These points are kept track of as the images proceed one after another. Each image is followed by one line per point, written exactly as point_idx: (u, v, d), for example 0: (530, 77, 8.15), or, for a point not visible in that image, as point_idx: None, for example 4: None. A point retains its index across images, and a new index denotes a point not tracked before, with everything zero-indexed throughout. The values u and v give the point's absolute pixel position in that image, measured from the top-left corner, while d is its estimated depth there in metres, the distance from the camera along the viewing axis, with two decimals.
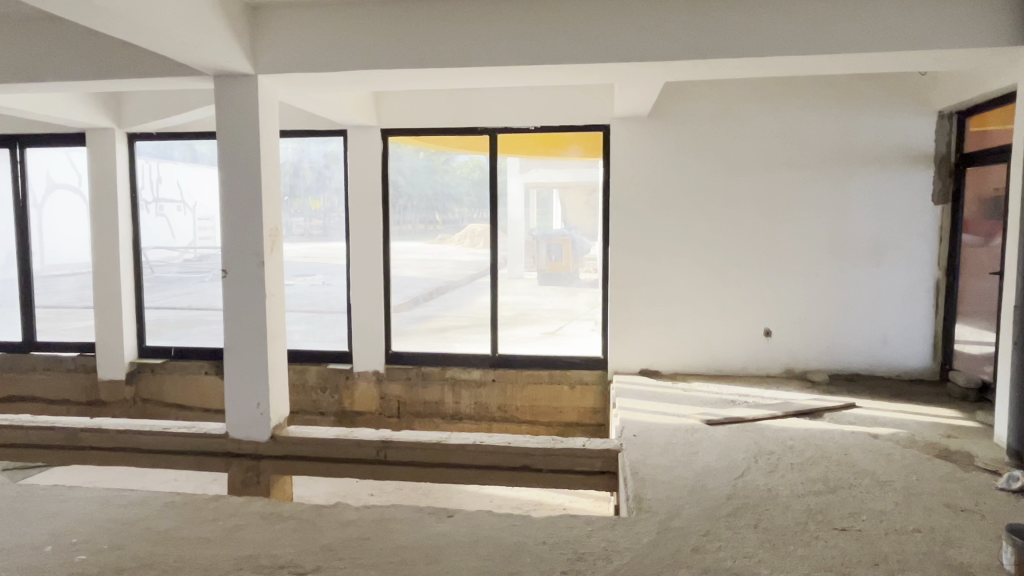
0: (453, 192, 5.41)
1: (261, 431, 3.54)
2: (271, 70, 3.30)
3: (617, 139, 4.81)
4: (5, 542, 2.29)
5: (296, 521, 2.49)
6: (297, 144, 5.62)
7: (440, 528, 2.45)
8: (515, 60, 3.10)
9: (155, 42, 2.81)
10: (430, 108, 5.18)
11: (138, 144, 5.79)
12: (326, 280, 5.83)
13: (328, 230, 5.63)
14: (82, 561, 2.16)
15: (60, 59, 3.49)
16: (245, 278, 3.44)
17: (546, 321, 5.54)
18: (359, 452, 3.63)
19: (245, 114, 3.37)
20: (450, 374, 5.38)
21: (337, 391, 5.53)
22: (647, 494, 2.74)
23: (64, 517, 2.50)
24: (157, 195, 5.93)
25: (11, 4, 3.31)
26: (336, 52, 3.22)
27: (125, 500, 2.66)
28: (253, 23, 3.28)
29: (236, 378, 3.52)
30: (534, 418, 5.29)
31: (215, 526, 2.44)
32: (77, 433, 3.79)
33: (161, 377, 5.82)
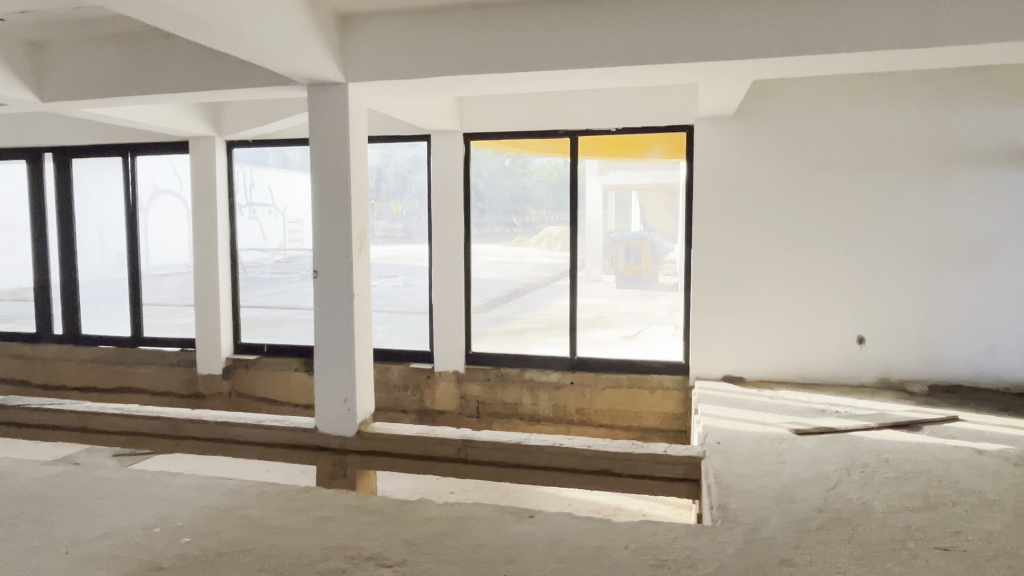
0: (532, 195, 5.49)
1: (347, 427, 3.66)
2: (359, 77, 3.42)
3: (699, 139, 4.72)
4: (119, 522, 2.46)
5: (381, 515, 2.57)
6: (382, 149, 5.78)
7: (521, 528, 2.47)
8: (597, 61, 3.10)
9: (254, 53, 2.95)
10: (512, 111, 5.20)
11: (235, 150, 6.10)
12: (407, 281, 6.04)
13: (410, 233, 5.82)
14: (185, 543, 2.30)
15: (166, 73, 3.73)
16: (334, 278, 3.58)
17: (625, 325, 5.67)
18: (441, 450, 3.70)
19: (336, 120, 3.50)
20: (529, 375, 5.39)
21: (419, 390, 5.65)
22: (732, 503, 2.67)
23: (168, 501, 2.66)
24: (250, 199, 6.25)
25: (127, 22, 3.57)
26: (420, 59, 3.31)
27: (223, 488, 2.81)
28: (344, 32, 3.40)
29: (324, 374, 3.66)
30: (612, 423, 5.23)
31: (306, 516, 2.54)
32: (180, 423, 4.03)
33: (253, 373, 6.11)
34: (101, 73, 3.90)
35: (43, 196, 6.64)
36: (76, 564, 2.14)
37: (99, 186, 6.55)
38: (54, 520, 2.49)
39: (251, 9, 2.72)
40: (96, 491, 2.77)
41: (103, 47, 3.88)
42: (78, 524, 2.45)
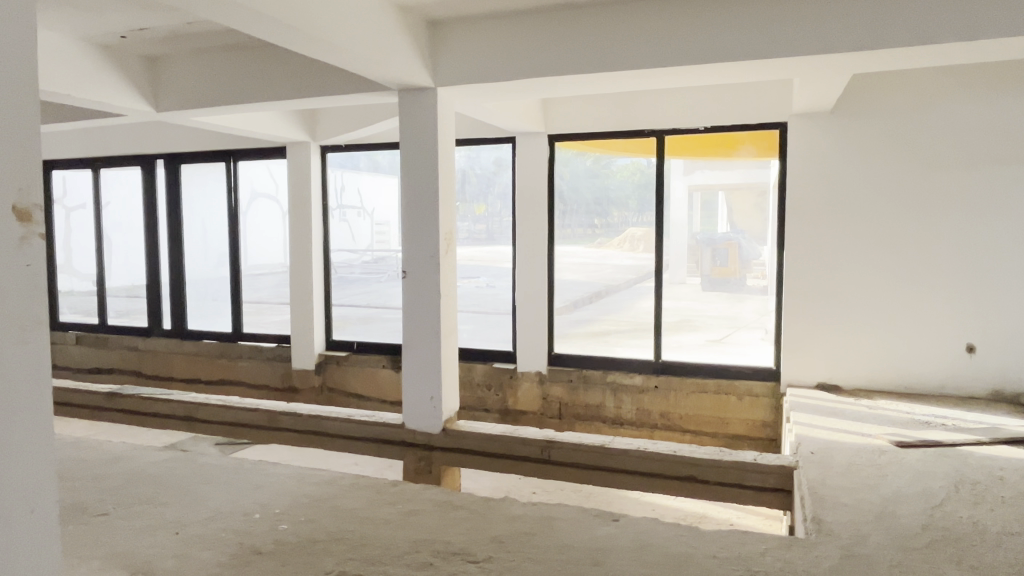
0: (613, 196, 5.47)
1: (433, 423, 3.75)
2: (448, 81, 3.49)
3: (794, 135, 4.54)
4: (223, 507, 2.61)
5: (467, 511, 2.61)
6: (467, 152, 5.82)
7: (605, 531, 2.45)
8: (686, 60, 3.04)
9: (349, 61, 3.07)
10: (598, 112, 5.15)
11: (330, 155, 6.34)
12: (490, 282, 6.11)
13: (492, 235, 5.90)
14: (283, 529, 2.41)
15: (267, 82, 3.94)
16: (423, 278, 3.66)
17: (711, 329, 5.46)
18: (524, 449, 3.70)
19: (425, 124, 3.59)
20: (612, 378, 5.34)
21: (502, 389, 5.70)
22: (828, 516, 2.55)
23: (268, 489, 2.80)
24: (340, 203, 6.50)
25: (233, 35, 3.79)
26: (507, 62, 3.34)
27: (317, 479, 2.93)
28: (435, 37, 3.48)
29: (411, 370, 3.76)
30: (698, 428, 5.12)
31: (395, 509, 2.62)
32: (276, 415, 4.22)
33: (344, 369, 6.33)
34: (209, 84, 4.15)
35: (155, 199, 7.12)
36: (185, 544, 2.29)
37: (204, 190, 6.96)
38: (166, 502, 2.66)
39: (346, 20, 2.83)
40: (202, 477, 2.95)
41: (212, 59, 4.13)
42: (187, 506, 2.62)
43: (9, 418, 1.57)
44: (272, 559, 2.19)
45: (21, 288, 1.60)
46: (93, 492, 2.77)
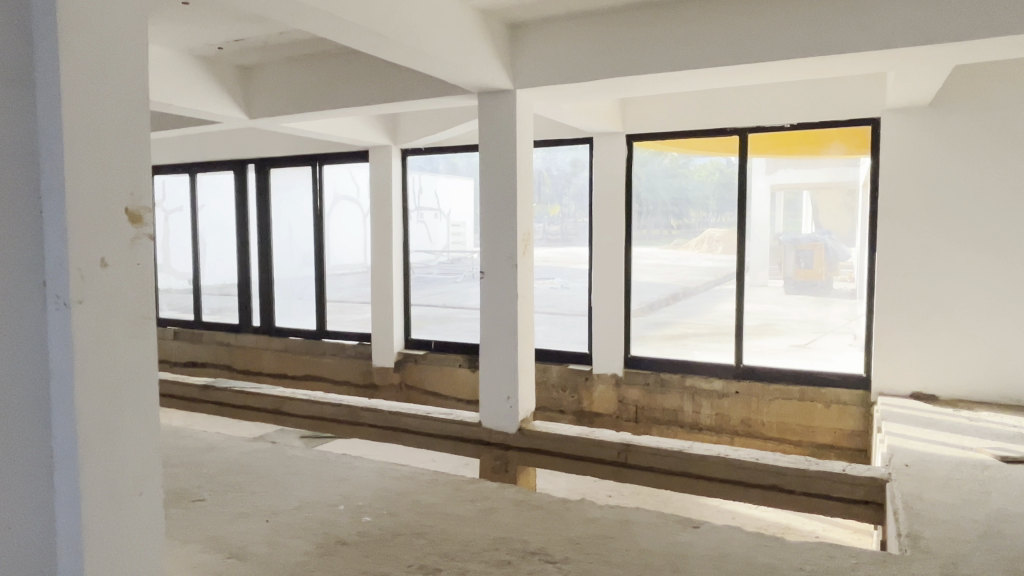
0: (691, 196, 5.37)
1: (509, 423, 3.79)
2: (527, 83, 3.51)
3: (888, 131, 4.32)
4: (310, 497, 2.71)
5: (544, 511, 2.62)
6: (546, 153, 5.80)
7: (685, 537, 2.41)
8: (773, 55, 2.96)
9: (432, 66, 3.14)
10: (677, 111, 5.07)
11: (410, 158, 6.46)
12: (566, 283, 6.10)
13: (567, 236, 5.90)
14: (366, 521, 2.49)
15: (353, 88, 4.07)
16: (500, 278, 3.70)
17: (795, 333, 5.33)
18: (601, 452, 3.67)
19: (504, 126, 3.62)
20: (690, 382, 5.24)
21: (577, 391, 5.68)
22: (925, 533, 2.42)
23: (350, 482, 2.89)
24: (419, 204, 6.64)
25: (321, 43, 3.94)
26: (587, 62, 3.33)
27: (398, 474, 3.00)
28: (514, 40, 3.51)
29: (489, 370, 3.80)
30: (781, 436, 4.96)
31: (473, 506, 2.65)
32: (357, 411, 4.33)
33: (422, 367, 6.45)
34: (298, 91, 4.33)
35: (246, 202, 7.47)
36: (275, 531, 2.39)
37: (291, 193, 7.25)
38: (257, 490, 2.80)
39: (428, 25, 2.90)
40: (290, 468, 3.07)
41: (301, 68, 4.31)
42: (277, 495, 2.74)
43: (121, 407, 1.69)
44: (356, 550, 2.26)
45: (132, 285, 1.71)
46: (191, 479, 2.93)
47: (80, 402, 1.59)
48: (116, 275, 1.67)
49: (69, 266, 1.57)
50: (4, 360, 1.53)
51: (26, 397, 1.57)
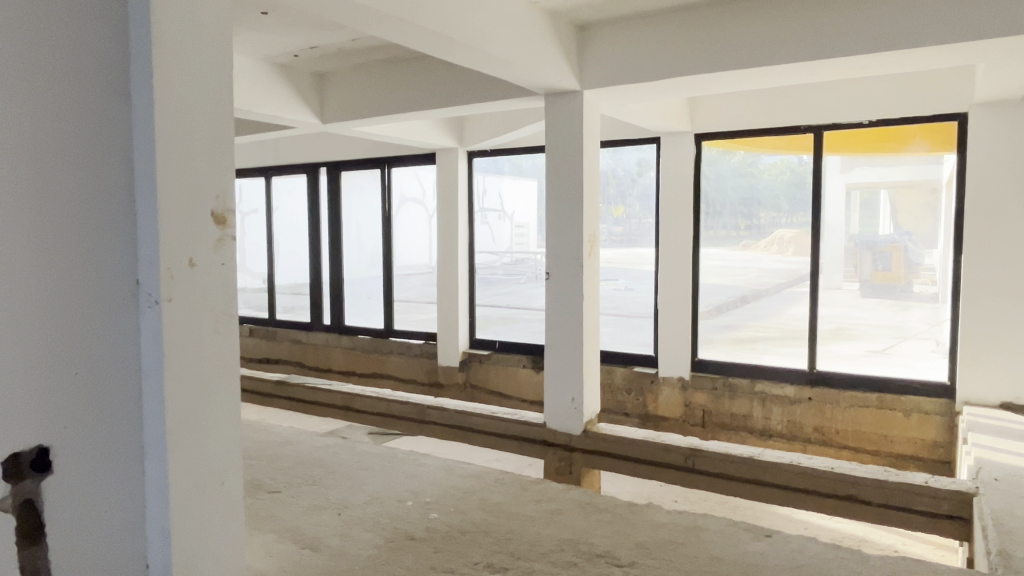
0: (760, 196, 5.24)
1: (574, 425, 3.78)
2: (595, 84, 3.50)
3: (976, 127, 4.09)
4: (379, 492, 2.78)
5: (611, 514, 2.60)
6: (612, 153, 5.77)
7: (757, 546, 2.35)
8: (850, 51, 2.86)
9: (500, 68, 3.16)
10: (748, 108, 4.94)
11: (477, 160, 6.54)
12: (629, 285, 6.04)
13: (632, 237, 5.86)
14: (435, 518, 2.53)
15: (422, 91, 4.14)
16: (565, 279, 3.70)
17: (874, 338, 5.00)
18: (667, 456, 3.61)
19: (571, 127, 3.62)
20: (761, 388, 5.12)
21: (643, 394, 5.62)
22: (1017, 551, 2.29)
23: (418, 479, 2.95)
24: (482, 205, 6.68)
25: (392, 49, 4.03)
26: (655, 62, 3.30)
27: (465, 472, 3.04)
28: (582, 41, 3.50)
29: (555, 372, 3.80)
30: (856, 445, 4.81)
31: (539, 507, 2.66)
32: (424, 408, 4.41)
33: (488, 367, 6.51)
34: (369, 96, 4.44)
35: (318, 204, 7.70)
36: (347, 525, 2.46)
37: (360, 195, 7.45)
38: (329, 484, 2.88)
39: (498, 28, 2.92)
40: (360, 463, 3.16)
41: (372, 73, 4.42)
42: (348, 489, 2.81)
43: (205, 402, 1.77)
44: (425, 546, 2.30)
45: (219, 284, 1.79)
46: (267, 471, 3.05)
47: (169, 394, 1.68)
48: (203, 275, 1.75)
49: (160, 265, 1.66)
50: (102, 354, 1.63)
51: (120, 388, 1.67)
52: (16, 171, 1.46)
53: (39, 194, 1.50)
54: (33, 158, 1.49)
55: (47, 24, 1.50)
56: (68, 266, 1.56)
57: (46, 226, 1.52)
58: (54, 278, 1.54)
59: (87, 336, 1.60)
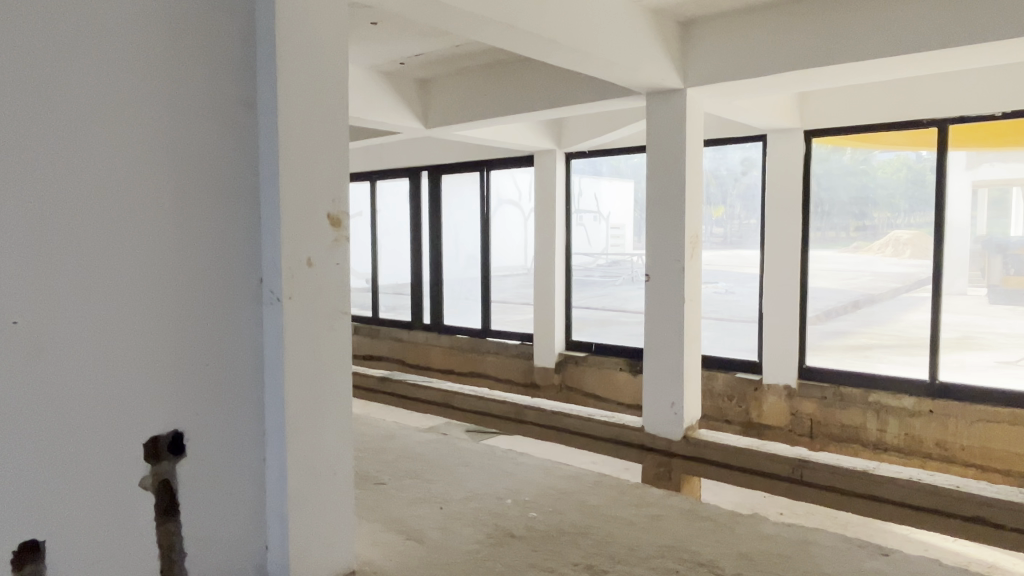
0: (873, 196, 5.00)
1: (674, 430, 3.70)
2: (699, 82, 3.42)
3: None
4: (480, 489, 2.83)
5: (714, 522, 2.53)
6: (716, 152, 5.60)
7: (874, 565, 2.22)
8: (981, 39, 2.66)
9: (602, 69, 3.15)
10: (864, 102, 4.66)
11: (574, 162, 6.54)
12: (730, 288, 5.86)
13: (734, 238, 5.69)
14: (533, 517, 2.55)
15: (523, 95, 4.19)
16: (666, 281, 3.63)
17: (1003, 348, 4.59)
18: (773, 466, 3.47)
19: (673, 127, 3.55)
20: (876, 399, 4.83)
21: (745, 401, 5.43)
22: None
23: (517, 477, 2.98)
24: (578, 208, 6.67)
25: (494, 53, 4.10)
26: (762, 57, 3.19)
27: (563, 472, 3.05)
28: (685, 38, 3.43)
29: (655, 376, 3.74)
30: (984, 463, 4.50)
31: (639, 512, 2.62)
32: (522, 408, 4.45)
33: (584, 368, 6.47)
34: (471, 100, 4.53)
35: (420, 207, 7.93)
36: (449, 519, 2.51)
37: (460, 198, 7.61)
38: (431, 479, 2.96)
39: (601, 29, 2.92)
40: (460, 459, 3.22)
41: (474, 77, 4.51)
42: (450, 484, 2.88)
43: (320, 395, 1.86)
44: (525, 543, 2.32)
45: (335, 283, 1.88)
46: (373, 463, 3.17)
47: (289, 387, 1.78)
48: (319, 275, 1.84)
49: (282, 264, 1.76)
50: (229, 347, 1.75)
51: (245, 381, 1.79)
52: (159, 179, 1.60)
53: (177, 198, 1.64)
54: (174, 167, 1.63)
55: (186, 44, 1.64)
56: (201, 267, 1.69)
57: (184, 229, 1.65)
58: (190, 277, 1.67)
59: (218, 330, 1.73)
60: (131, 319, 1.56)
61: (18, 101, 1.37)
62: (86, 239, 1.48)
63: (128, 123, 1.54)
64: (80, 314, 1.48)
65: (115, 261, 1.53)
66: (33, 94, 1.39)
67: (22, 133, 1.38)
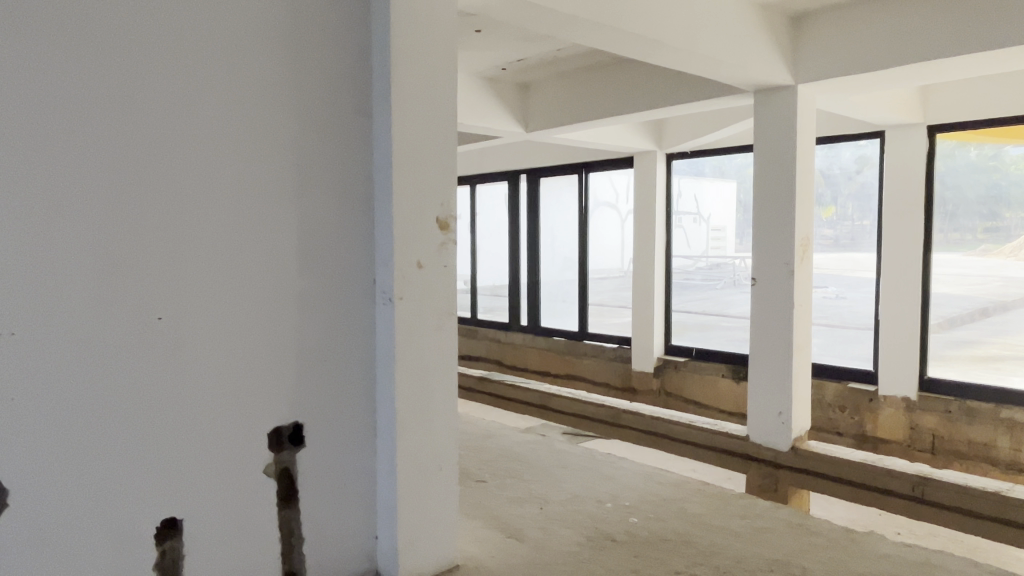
0: (1006, 194, 4.62)
1: (781, 440, 3.56)
2: (811, 79, 3.28)
3: None
4: (580, 492, 2.83)
5: (826, 539, 2.42)
6: (827, 151, 5.37)
7: None
8: None
9: (709, 69, 3.08)
10: (997, 92, 4.32)
11: (676, 163, 6.41)
12: (840, 293, 5.58)
13: (845, 240, 5.39)
14: (634, 522, 2.52)
15: (624, 96, 4.16)
16: (774, 285, 3.49)
17: None
18: (891, 482, 3.28)
19: (783, 126, 3.42)
20: (1008, 416, 4.48)
21: (858, 413, 5.16)
22: None
23: (617, 482, 2.96)
24: (677, 210, 6.54)
25: (595, 55, 4.09)
26: (880, 50, 3.01)
27: (663, 479, 3.00)
28: (796, 33, 3.30)
29: (761, 384, 3.61)
30: None
31: (744, 523, 2.54)
32: (620, 412, 4.41)
33: (683, 374, 6.36)
34: (572, 102, 4.55)
35: (518, 209, 8.01)
36: (549, 520, 2.53)
37: (558, 201, 7.62)
38: (531, 479, 2.99)
39: (708, 26, 2.85)
40: (559, 461, 3.24)
41: (575, 80, 4.52)
42: (550, 485, 2.90)
43: (428, 393, 1.93)
44: (626, 548, 2.31)
45: (443, 284, 1.94)
46: (474, 461, 3.24)
47: (398, 385, 1.86)
48: (429, 277, 1.91)
49: (393, 267, 1.83)
50: (345, 344, 1.85)
51: (358, 377, 1.88)
52: (283, 187, 1.71)
53: (300, 205, 1.74)
54: (296, 175, 1.73)
55: (310, 60, 1.74)
56: (320, 268, 1.79)
57: (304, 233, 1.75)
58: (309, 279, 1.77)
59: (333, 329, 1.82)
60: (258, 319, 1.68)
61: (165, 116, 1.51)
62: (220, 241, 1.61)
63: (257, 135, 1.66)
64: (214, 313, 1.60)
65: (244, 264, 1.65)
66: (177, 109, 1.53)
67: (168, 146, 1.52)
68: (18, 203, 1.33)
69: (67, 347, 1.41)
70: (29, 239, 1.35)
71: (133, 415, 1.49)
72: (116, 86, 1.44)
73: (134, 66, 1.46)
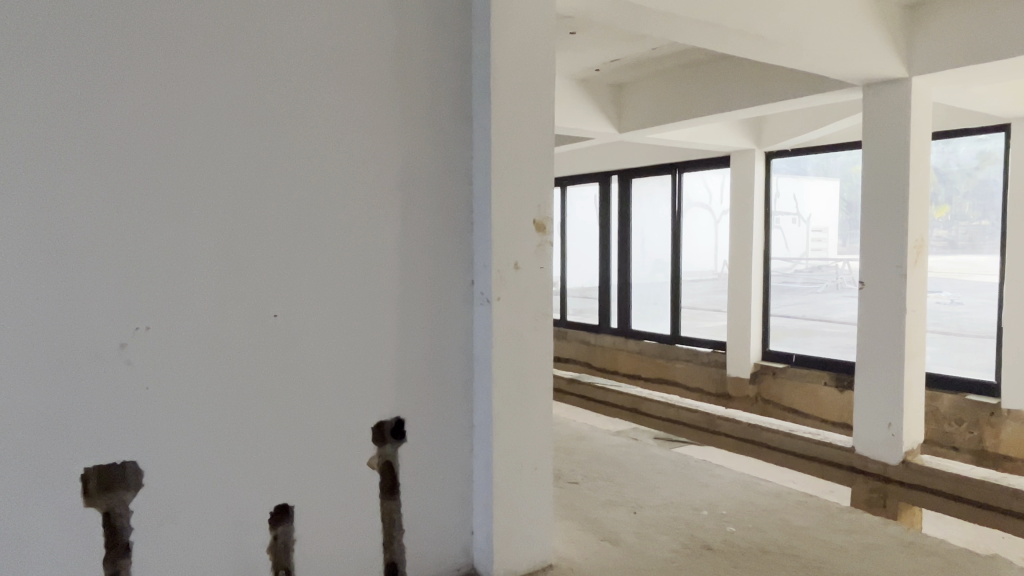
0: None
1: (890, 453, 3.36)
2: (927, 71, 3.09)
3: None
4: (674, 498, 2.78)
5: (942, 559, 2.28)
6: (945, 146, 5.01)
7: None
8: None
9: (815, 63, 2.96)
10: None
11: (774, 162, 6.16)
12: (954, 297, 5.20)
13: (962, 242, 5.04)
14: (731, 531, 2.46)
15: (721, 94, 4.05)
16: (884, 289, 3.31)
17: None
18: (1017, 504, 3.05)
19: (895, 121, 3.23)
20: None
21: (978, 427, 4.80)
22: None
23: (713, 490, 2.88)
24: (775, 210, 6.26)
25: (692, 52, 4.01)
26: (1005, 37, 2.79)
27: (762, 489, 2.90)
28: (910, 23, 3.12)
29: (869, 392, 3.43)
30: None
31: (851, 538, 2.43)
32: (715, 418, 4.30)
33: (783, 381, 6.13)
34: (667, 102, 4.48)
35: (609, 211, 7.95)
36: (643, 524, 2.50)
37: (650, 202, 7.52)
38: (624, 482, 2.97)
39: (814, 20, 2.75)
40: (653, 466, 3.19)
41: (670, 79, 4.45)
42: (643, 490, 2.87)
43: (523, 393, 1.95)
44: (723, 557, 2.25)
45: (539, 285, 1.96)
46: (566, 463, 3.24)
47: (494, 384, 1.89)
48: (526, 278, 1.93)
49: (491, 267, 1.87)
50: (445, 342, 1.90)
51: (457, 375, 1.93)
52: (388, 191, 1.78)
53: (403, 208, 1.81)
54: (401, 179, 1.80)
55: (414, 68, 1.80)
56: (421, 269, 1.85)
57: (407, 236, 1.82)
58: (410, 279, 1.83)
59: (433, 328, 1.88)
60: (364, 317, 1.75)
61: (282, 125, 1.61)
62: (330, 243, 1.69)
63: (364, 142, 1.73)
64: (324, 310, 1.69)
65: (351, 264, 1.73)
66: (294, 119, 1.62)
67: (284, 154, 1.61)
68: (157, 207, 1.46)
69: (196, 341, 1.52)
70: (164, 241, 1.47)
71: (250, 406, 1.59)
72: (239, 100, 1.54)
73: (256, 78, 1.56)
